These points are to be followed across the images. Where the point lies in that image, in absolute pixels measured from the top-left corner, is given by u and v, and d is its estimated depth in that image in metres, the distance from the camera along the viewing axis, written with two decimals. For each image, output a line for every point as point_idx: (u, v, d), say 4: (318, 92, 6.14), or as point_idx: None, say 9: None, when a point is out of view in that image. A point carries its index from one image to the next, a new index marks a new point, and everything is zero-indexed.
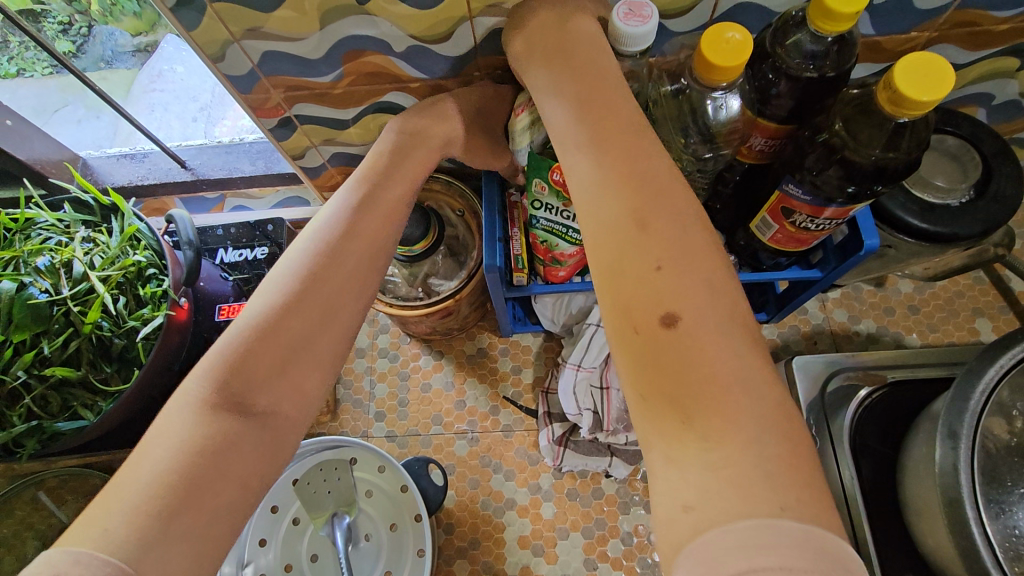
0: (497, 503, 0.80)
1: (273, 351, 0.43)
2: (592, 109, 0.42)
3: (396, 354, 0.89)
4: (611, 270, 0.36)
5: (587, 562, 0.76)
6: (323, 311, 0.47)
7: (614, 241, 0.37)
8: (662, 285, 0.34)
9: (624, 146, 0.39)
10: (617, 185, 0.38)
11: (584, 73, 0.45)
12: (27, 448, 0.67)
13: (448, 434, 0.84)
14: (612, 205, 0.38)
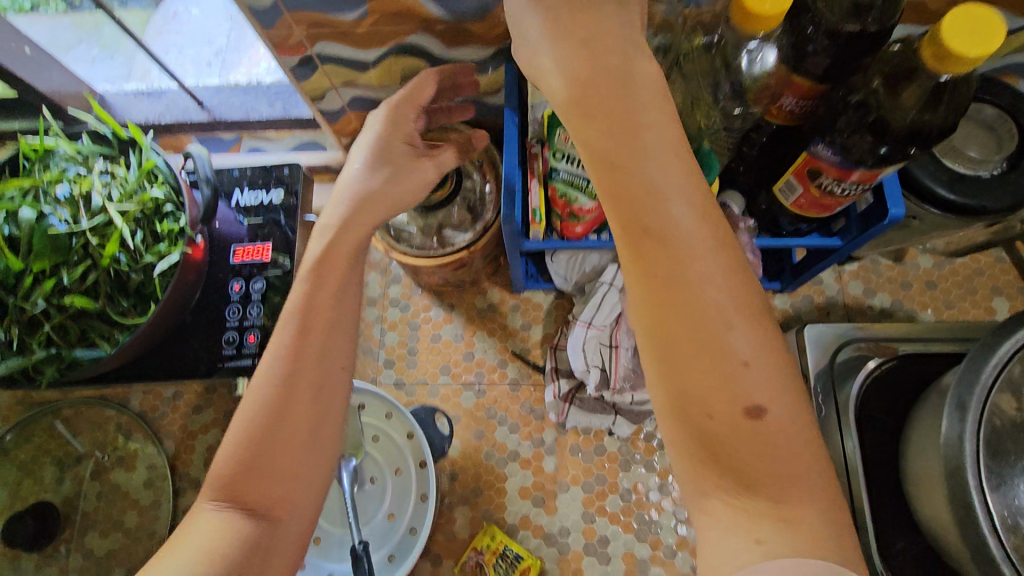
0: (501, 454, 0.81)
1: (263, 450, 0.45)
2: (636, 118, 0.36)
3: (407, 305, 0.89)
4: (674, 351, 0.34)
5: (585, 515, 0.77)
6: (314, 378, 0.49)
7: (686, 325, 0.34)
8: (721, 354, 0.34)
9: (647, 199, 0.35)
10: (698, 256, 0.34)
11: (574, 62, 0.38)
12: (46, 376, 0.67)
13: (455, 385, 0.85)
14: (685, 283, 0.34)
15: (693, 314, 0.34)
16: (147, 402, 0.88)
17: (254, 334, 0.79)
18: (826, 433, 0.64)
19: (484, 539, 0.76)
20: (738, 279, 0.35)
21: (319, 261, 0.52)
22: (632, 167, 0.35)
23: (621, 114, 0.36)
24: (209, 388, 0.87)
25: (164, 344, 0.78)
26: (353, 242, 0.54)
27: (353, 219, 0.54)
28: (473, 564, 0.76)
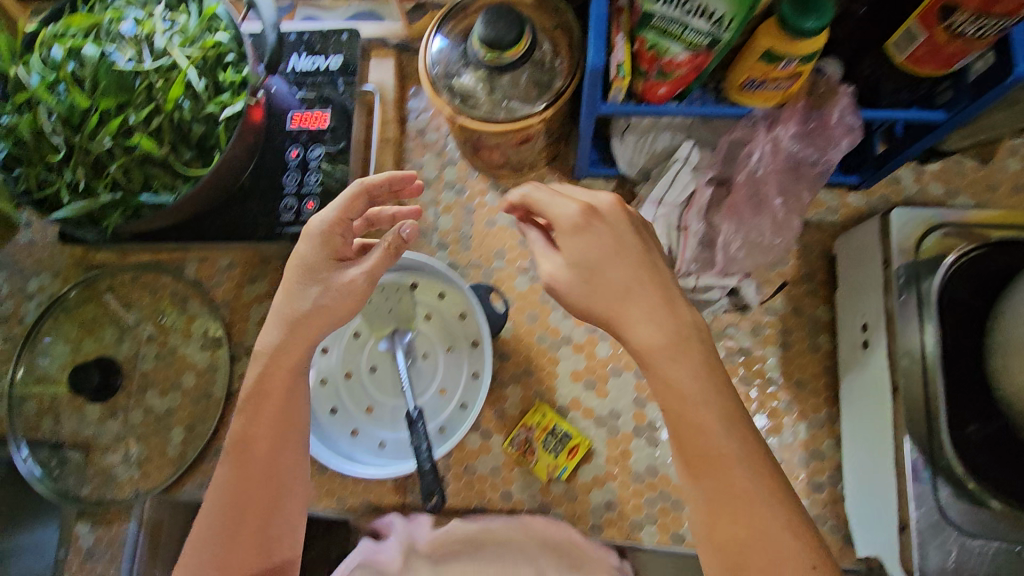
0: (553, 338, 0.80)
1: (224, 526, 0.60)
2: (673, 331, 0.55)
3: (463, 188, 0.86)
4: (728, 538, 0.51)
5: (637, 399, 0.77)
6: (265, 484, 0.62)
7: (732, 518, 0.51)
8: (782, 546, 0.50)
9: (703, 429, 0.53)
10: (738, 459, 0.52)
11: (634, 311, 0.56)
12: (112, 220, 0.69)
13: (510, 270, 0.83)
14: (736, 482, 0.51)
15: (750, 517, 0.50)
16: (203, 271, 0.88)
17: (312, 200, 0.77)
18: (902, 319, 0.62)
19: (533, 417, 0.77)
20: (767, 477, 0.52)
21: (249, 396, 0.63)
22: (686, 407, 0.53)
23: (677, 367, 0.54)
24: (262, 261, 0.87)
25: (224, 206, 0.78)
26: (280, 368, 0.64)
27: (286, 343, 0.64)
28: (522, 440, 0.76)
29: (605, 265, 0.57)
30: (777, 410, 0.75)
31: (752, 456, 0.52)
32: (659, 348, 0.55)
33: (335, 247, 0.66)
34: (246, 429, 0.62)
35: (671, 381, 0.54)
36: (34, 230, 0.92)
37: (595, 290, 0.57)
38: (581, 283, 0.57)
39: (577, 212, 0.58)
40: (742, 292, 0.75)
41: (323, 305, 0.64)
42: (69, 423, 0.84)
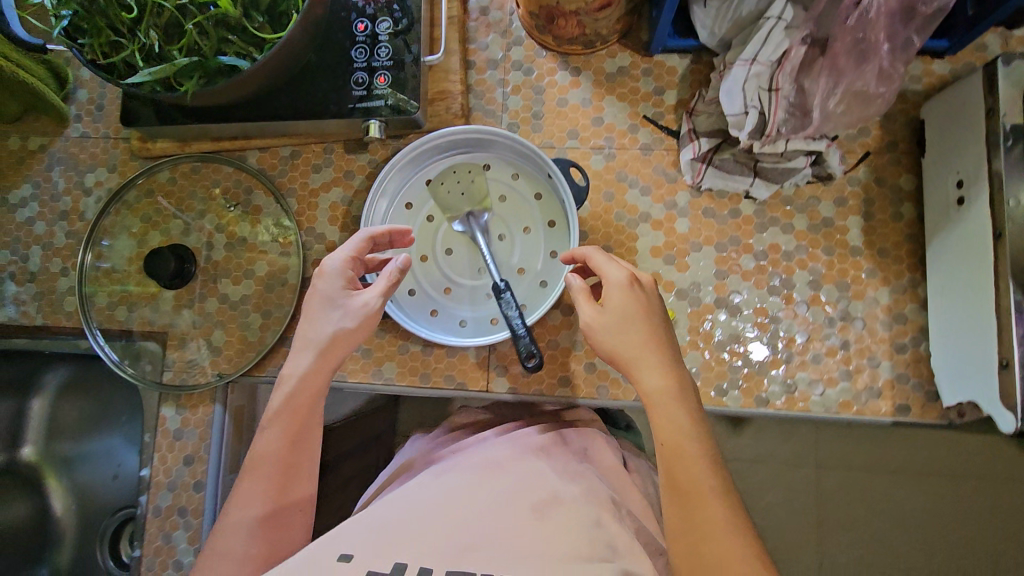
0: (631, 216, 0.79)
1: (226, 527, 0.61)
2: (684, 395, 0.58)
3: (531, 68, 0.83)
4: None
5: (718, 273, 0.77)
6: (274, 494, 0.62)
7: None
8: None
9: (693, 471, 0.54)
10: (725, 521, 0.52)
11: (651, 362, 0.59)
12: (188, 88, 0.65)
13: (584, 149, 0.81)
14: (717, 541, 0.51)
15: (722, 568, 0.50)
16: (265, 161, 0.85)
17: (384, 75, 0.74)
18: (1009, 173, 0.61)
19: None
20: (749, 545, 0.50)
21: (285, 409, 0.64)
22: (691, 465, 0.55)
23: (677, 414, 0.57)
24: (325, 148, 0.84)
25: (291, 82, 0.75)
26: (313, 387, 0.66)
27: (315, 365, 0.66)
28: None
29: (629, 325, 0.60)
30: (860, 279, 0.75)
31: (734, 507, 0.53)
32: (666, 393, 0.57)
33: (349, 279, 0.69)
34: (267, 436, 0.64)
35: (670, 425, 0.56)
36: (84, 123, 0.88)
37: (624, 333, 0.60)
38: (607, 332, 0.60)
39: (621, 279, 0.62)
40: (826, 160, 0.74)
41: (343, 331, 0.67)
42: (144, 313, 0.84)
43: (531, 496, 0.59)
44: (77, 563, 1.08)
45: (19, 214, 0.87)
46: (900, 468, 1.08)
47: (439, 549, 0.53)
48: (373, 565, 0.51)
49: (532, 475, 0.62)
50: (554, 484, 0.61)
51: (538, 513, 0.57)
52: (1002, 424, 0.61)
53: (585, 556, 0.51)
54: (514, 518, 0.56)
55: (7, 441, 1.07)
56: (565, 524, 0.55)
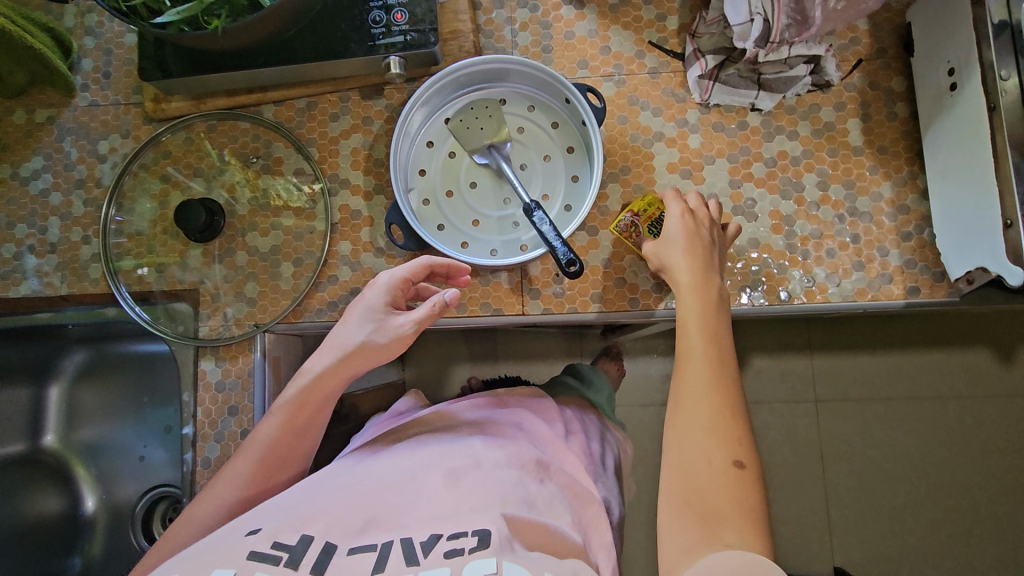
0: (646, 137, 0.83)
1: (212, 490, 0.62)
2: (707, 286, 0.66)
3: (536, 5, 0.86)
4: (684, 428, 0.57)
5: (732, 183, 0.81)
6: (263, 475, 0.63)
7: (696, 408, 0.58)
8: (716, 431, 0.56)
9: (692, 339, 0.63)
10: (712, 374, 0.60)
11: (697, 259, 0.68)
12: (219, 20, 0.68)
13: (594, 78, 0.84)
14: (701, 386, 0.59)
15: (692, 417, 0.57)
16: (282, 114, 0.86)
17: (401, 12, 0.76)
18: (1000, 59, 0.66)
19: (642, 204, 0.78)
20: (725, 395, 0.59)
21: (294, 402, 0.64)
22: (698, 330, 0.63)
23: (698, 299, 0.65)
24: (341, 97, 0.86)
25: (312, 26, 0.76)
26: (329, 389, 0.65)
27: (334, 368, 0.65)
28: (627, 223, 0.77)
29: (678, 243, 0.69)
30: (864, 176, 0.81)
31: (725, 372, 0.60)
32: (700, 292, 0.66)
33: (389, 296, 0.68)
34: (275, 422, 0.64)
35: (693, 307, 0.65)
36: (92, 92, 0.88)
37: (682, 237, 0.69)
38: (659, 246, 0.71)
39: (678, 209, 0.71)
40: (824, 68, 0.80)
41: (378, 353, 0.66)
42: (173, 273, 0.84)
43: (445, 462, 0.62)
44: (108, 554, 1.01)
45: (33, 187, 0.86)
46: (898, 389, 1.12)
47: (346, 522, 0.53)
48: (280, 536, 0.51)
49: (457, 448, 0.65)
50: (476, 451, 0.64)
51: (453, 481, 0.59)
52: (1010, 279, 0.66)
53: (499, 507, 0.56)
54: (426, 487, 0.58)
55: (27, 429, 1.01)
56: (485, 481, 0.59)
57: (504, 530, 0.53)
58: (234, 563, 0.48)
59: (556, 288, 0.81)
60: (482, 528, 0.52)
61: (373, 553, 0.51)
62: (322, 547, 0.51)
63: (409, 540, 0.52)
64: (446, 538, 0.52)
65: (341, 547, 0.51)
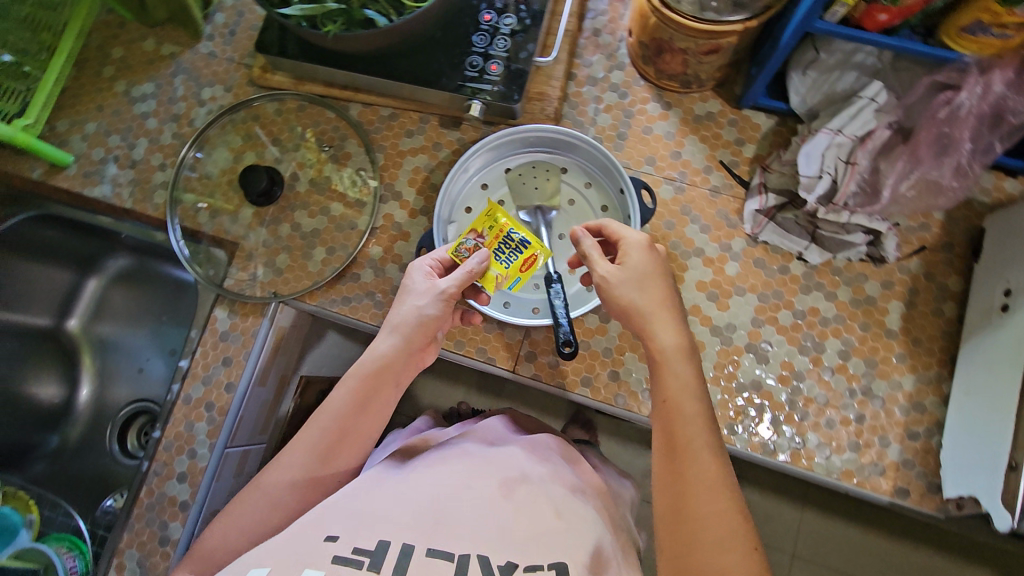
0: (686, 248, 0.83)
1: (274, 465, 0.64)
2: (691, 356, 0.62)
3: (626, 93, 0.89)
4: (691, 540, 0.53)
5: (755, 320, 0.81)
6: (325, 452, 0.65)
7: (700, 518, 0.54)
8: (733, 547, 0.52)
9: (693, 430, 0.58)
10: (725, 477, 0.56)
11: (659, 319, 0.64)
12: (331, 27, 0.73)
13: (656, 177, 0.86)
14: (708, 493, 0.55)
15: (699, 523, 0.53)
16: (365, 115, 0.92)
17: (497, 65, 0.81)
18: None
19: (486, 224, 0.76)
20: (737, 505, 0.55)
21: (355, 376, 0.67)
22: (689, 418, 0.58)
23: (687, 374, 0.61)
24: (422, 118, 0.91)
25: (416, 52, 0.82)
26: (388, 361, 0.68)
27: (393, 343, 0.69)
28: (470, 247, 0.75)
29: (652, 282, 0.65)
30: (889, 360, 0.78)
31: (725, 466, 0.57)
32: (680, 351, 0.62)
33: (429, 273, 0.73)
34: (333, 397, 0.66)
35: (691, 386, 0.60)
36: (214, 43, 0.97)
37: (642, 287, 0.65)
38: (626, 284, 0.65)
39: (641, 243, 0.67)
40: (883, 243, 0.79)
41: (429, 310, 0.70)
42: (223, 222, 0.91)
43: (496, 477, 0.63)
44: (82, 444, 1.09)
45: (137, 108, 0.96)
46: None
47: (417, 524, 0.55)
48: (359, 542, 0.53)
49: (501, 460, 0.67)
50: (522, 468, 0.66)
51: (506, 490, 0.60)
52: (997, 522, 0.63)
53: (560, 529, 0.56)
54: (483, 492, 0.59)
55: (56, 308, 1.10)
56: (533, 499, 0.60)
57: (577, 560, 0.53)
58: (323, 566, 0.50)
59: (553, 358, 0.83)
60: (558, 560, 0.52)
61: (451, 563, 0.51)
62: (400, 550, 0.52)
63: (485, 557, 0.52)
64: (524, 567, 0.52)
65: (420, 550, 0.52)
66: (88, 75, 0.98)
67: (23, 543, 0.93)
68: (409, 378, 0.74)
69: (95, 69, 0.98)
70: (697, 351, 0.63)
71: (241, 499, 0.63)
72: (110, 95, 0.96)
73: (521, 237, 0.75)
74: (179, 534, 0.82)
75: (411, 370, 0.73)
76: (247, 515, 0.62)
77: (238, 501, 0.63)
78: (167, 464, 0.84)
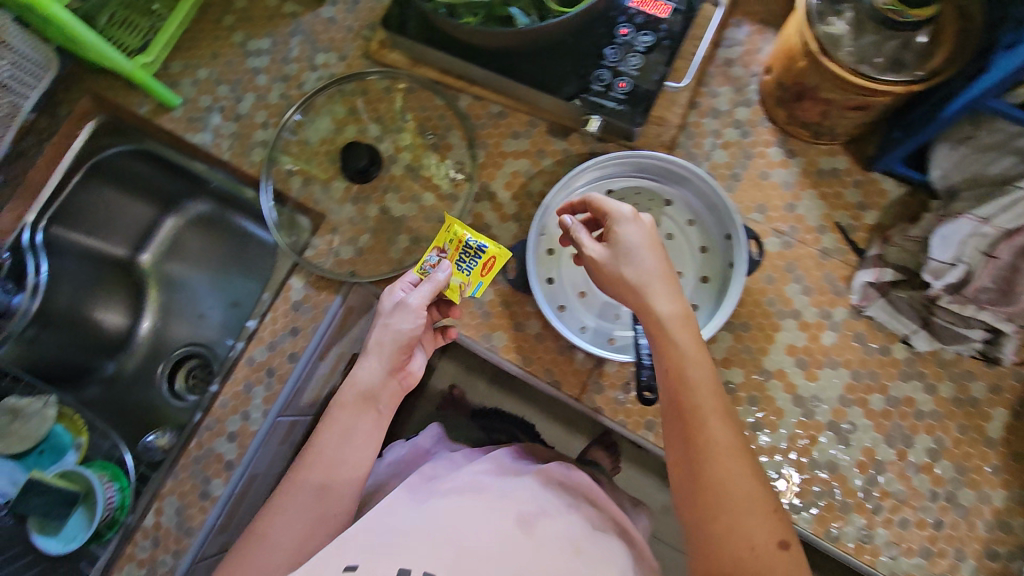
0: (782, 307, 0.79)
1: (280, 498, 0.66)
2: (688, 325, 0.60)
3: (748, 132, 0.85)
4: (712, 511, 0.52)
5: (842, 397, 0.76)
6: (327, 484, 0.67)
7: (717, 488, 0.52)
8: (756, 510, 0.51)
9: (696, 400, 0.56)
10: (738, 441, 0.55)
11: (656, 292, 0.61)
12: (471, 19, 0.72)
13: (764, 227, 0.82)
14: (723, 463, 0.53)
15: (721, 499, 0.52)
16: (473, 108, 0.90)
17: (625, 82, 0.78)
18: None
19: (445, 238, 0.81)
20: (757, 469, 0.54)
21: (339, 406, 0.72)
22: (692, 391, 0.56)
23: (689, 346, 0.58)
24: (531, 121, 0.89)
25: (545, 55, 0.80)
26: (370, 384, 0.72)
27: (371, 361, 0.73)
28: (434, 264, 0.79)
29: (651, 252, 0.62)
30: (982, 470, 0.73)
31: (737, 432, 0.55)
32: (680, 319, 0.60)
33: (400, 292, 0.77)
34: (323, 433, 0.71)
35: (693, 357, 0.57)
36: (336, 9, 0.96)
37: (637, 259, 0.62)
38: (626, 259, 0.62)
39: (636, 215, 0.64)
40: (1002, 345, 0.73)
41: (404, 324, 0.73)
42: (314, 191, 0.90)
43: (514, 510, 0.64)
44: (136, 374, 1.11)
45: (250, 61, 0.96)
46: None
47: (439, 556, 0.56)
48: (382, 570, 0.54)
49: (514, 490, 0.68)
50: (535, 502, 0.67)
51: (524, 526, 0.62)
52: None
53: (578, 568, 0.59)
54: (501, 526, 0.61)
55: (133, 240, 1.11)
56: (549, 535, 0.62)
57: None
58: None
59: (620, 395, 0.79)
60: None
61: None
62: None
63: None
64: None
65: None
66: (209, 21, 0.98)
67: (67, 465, 0.95)
68: (396, 399, 0.75)
69: (216, 17, 0.98)
70: (695, 319, 0.61)
71: (256, 527, 0.65)
72: (226, 45, 0.96)
73: (477, 243, 0.79)
74: (220, 491, 0.82)
75: (396, 393, 0.74)
76: (263, 541, 0.63)
77: (254, 528, 0.65)
78: (220, 421, 0.85)
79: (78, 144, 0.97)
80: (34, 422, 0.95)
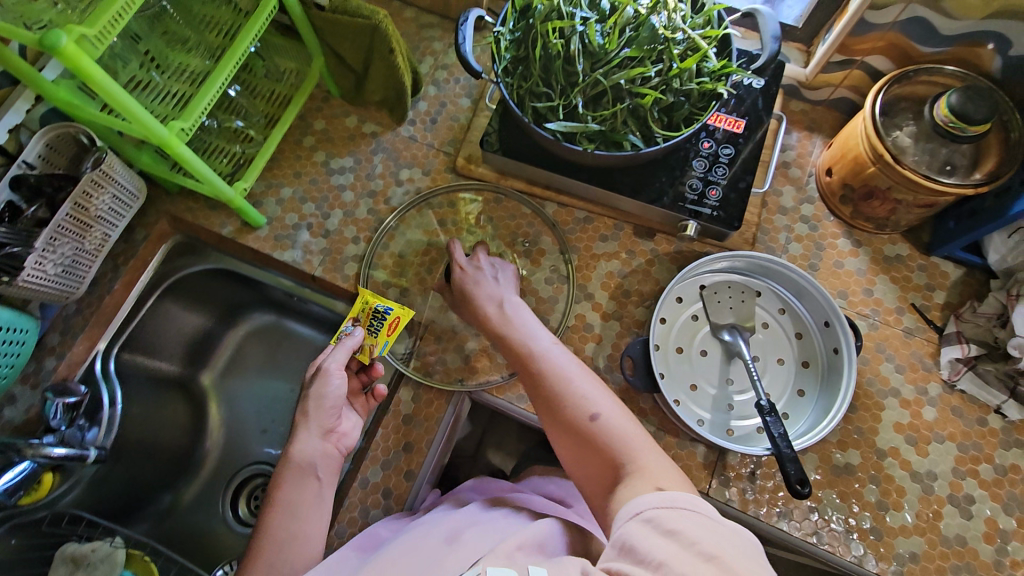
0: (882, 386, 0.84)
1: None
2: (515, 309, 0.76)
3: (817, 226, 0.93)
4: (552, 424, 0.64)
5: (955, 470, 0.80)
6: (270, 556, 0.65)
7: (544, 405, 0.65)
8: (565, 401, 0.63)
9: (511, 352, 0.71)
10: (549, 360, 0.68)
11: (480, 297, 0.78)
12: (586, 145, 0.78)
13: (850, 311, 0.89)
14: (537, 385, 0.66)
15: (547, 411, 0.65)
16: (560, 215, 0.95)
17: (716, 190, 0.85)
18: None
19: (356, 308, 0.86)
20: (566, 373, 0.66)
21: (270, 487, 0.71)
22: (509, 353, 0.71)
23: (502, 321, 0.74)
24: (616, 224, 0.94)
25: (638, 169, 0.86)
26: (304, 448, 0.72)
27: (299, 425, 0.74)
28: (349, 330, 0.84)
29: (478, 273, 0.81)
30: None
31: (546, 355, 0.68)
32: (496, 307, 0.76)
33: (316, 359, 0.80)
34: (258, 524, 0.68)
35: (506, 326, 0.73)
36: (415, 128, 1.00)
37: (467, 284, 0.80)
38: (464, 295, 0.79)
39: (466, 254, 0.84)
40: None
41: (327, 389, 0.76)
42: (413, 301, 0.92)
43: (447, 529, 0.66)
44: (197, 502, 1.03)
45: (335, 179, 0.98)
46: None
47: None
48: None
49: (456, 513, 0.70)
50: (474, 517, 0.69)
51: (454, 538, 0.65)
52: None
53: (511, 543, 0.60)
54: (433, 550, 0.63)
55: (194, 361, 1.05)
56: (477, 538, 0.64)
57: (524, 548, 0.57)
58: None
59: (748, 486, 0.80)
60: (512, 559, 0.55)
61: None
62: None
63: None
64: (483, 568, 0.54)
65: None
66: (288, 143, 1.00)
67: None
68: (336, 467, 0.74)
69: (295, 138, 1.00)
70: (516, 302, 0.77)
71: None
72: (309, 164, 0.99)
73: (384, 306, 0.85)
74: None
75: (334, 459, 0.74)
76: None
77: None
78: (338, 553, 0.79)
79: (155, 265, 0.96)
80: (101, 569, 0.85)
